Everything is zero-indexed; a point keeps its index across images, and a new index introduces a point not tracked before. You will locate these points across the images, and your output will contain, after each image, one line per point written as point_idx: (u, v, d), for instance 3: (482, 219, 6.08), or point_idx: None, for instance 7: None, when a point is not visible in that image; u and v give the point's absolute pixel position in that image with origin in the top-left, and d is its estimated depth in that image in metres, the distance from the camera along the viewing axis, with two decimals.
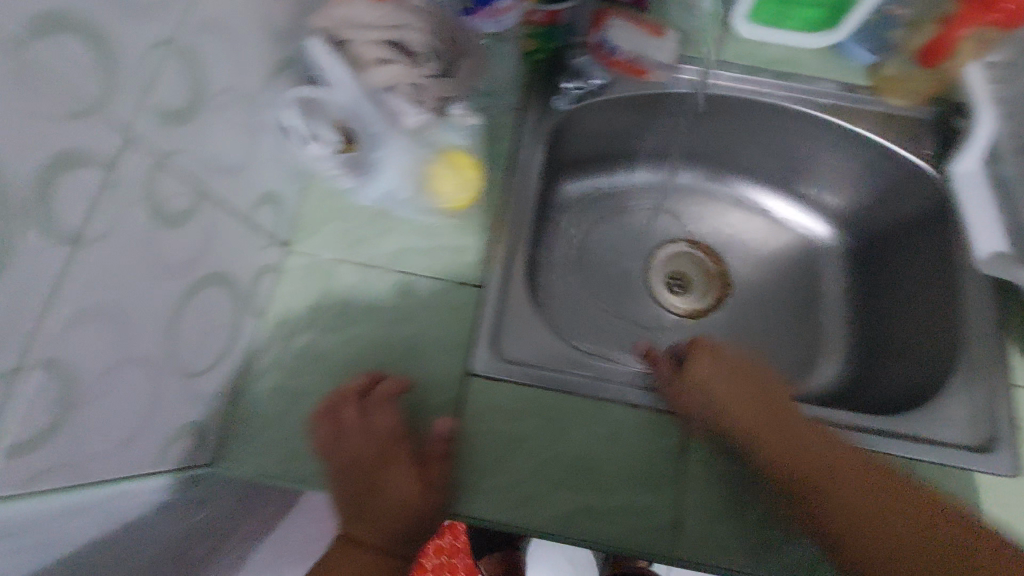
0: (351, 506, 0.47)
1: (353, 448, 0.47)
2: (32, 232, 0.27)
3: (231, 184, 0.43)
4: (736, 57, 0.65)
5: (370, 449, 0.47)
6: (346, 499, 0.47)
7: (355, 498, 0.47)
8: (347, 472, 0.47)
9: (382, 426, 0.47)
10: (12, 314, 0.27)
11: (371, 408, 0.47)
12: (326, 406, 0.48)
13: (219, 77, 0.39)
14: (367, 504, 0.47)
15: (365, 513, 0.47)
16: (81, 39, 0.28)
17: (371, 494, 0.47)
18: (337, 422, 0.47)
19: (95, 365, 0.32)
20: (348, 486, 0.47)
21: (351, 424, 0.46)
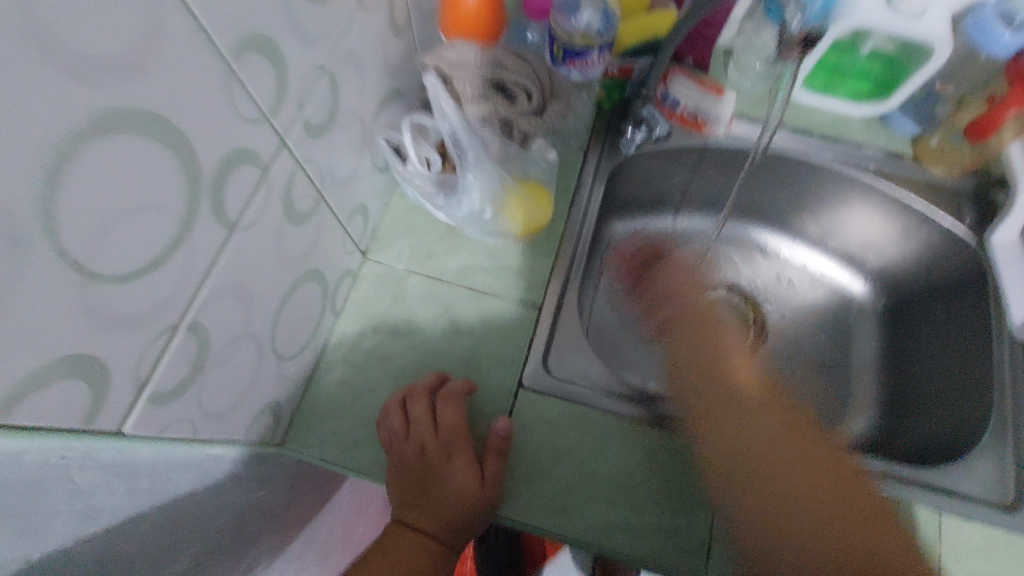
0: (410, 496, 0.50)
1: (417, 438, 0.50)
2: (209, 213, 0.32)
3: (340, 192, 0.49)
4: (787, 119, 0.71)
5: (435, 443, 0.51)
6: (404, 488, 0.50)
7: (414, 489, 0.50)
8: (410, 461, 0.50)
9: (446, 419, 0.51)
10: (182, 279, 0.32)
11: (439, 402, 0.51)
12: (398, 398, 0.52)
13: (348, 100, 0.45)
14: (423, 496, 0.50)
15: (422, 509, 0.50)
16: (268, 62, 0.34)
17: (432, 489, 0.50)
18: (406, 414, 0.51)
19: (224, 334, 0.37)
20: (409, 475, 0.50)
21: (420, 415, 0.50)
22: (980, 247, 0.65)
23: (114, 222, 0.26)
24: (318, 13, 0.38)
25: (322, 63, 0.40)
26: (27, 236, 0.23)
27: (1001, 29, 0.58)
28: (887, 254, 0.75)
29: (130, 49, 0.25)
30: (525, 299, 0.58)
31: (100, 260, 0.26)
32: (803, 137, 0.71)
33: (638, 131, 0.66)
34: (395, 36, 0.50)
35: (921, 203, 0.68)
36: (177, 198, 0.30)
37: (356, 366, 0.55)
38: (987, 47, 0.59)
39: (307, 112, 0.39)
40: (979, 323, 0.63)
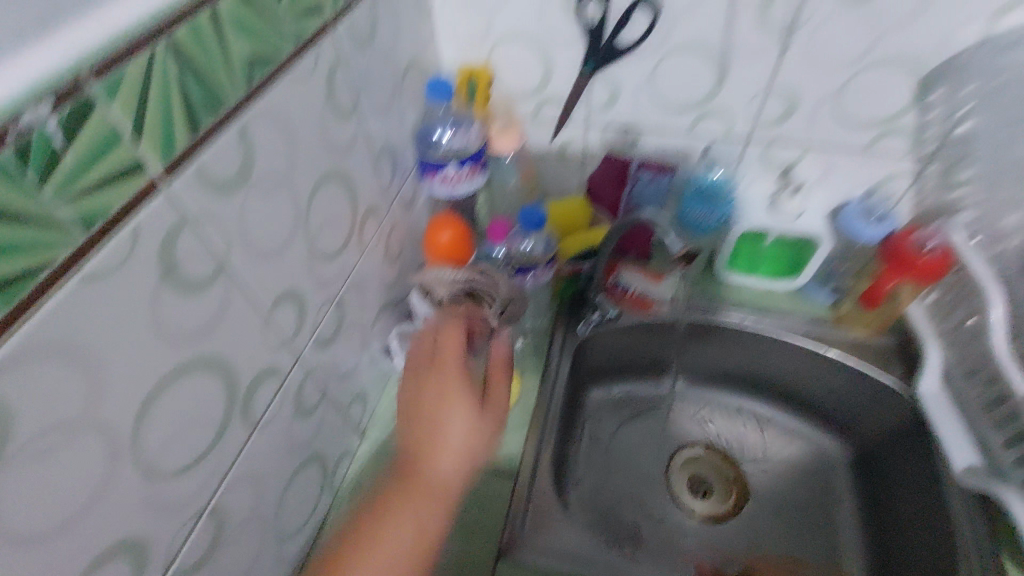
0: (410, 461, 0.53)
1: (427, 434, 0.54)
2: (238, 418, 0.44)
3: (342, 386, 0.61)
4: (718, 295, 0.83)
5: (438, 399, 0.55)
6: (400, 496, 0.51)
7: (413, 468, 0.53)
8: (390, 496, 0.51)
9: (457, 403, 0.55)
10: (213, 471, 0.42)
11: (458, 390, 0.55)
12: (414, 397, 0.57)
13: (351, 317, 0.60)
14: (432, 389, 0.56)
15: (437, 366, 0.58)
16: (294, 305, 0.49)
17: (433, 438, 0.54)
18: (425, 403, 0.55)
19: (237, 515, 0.46)
20: (375, 511, 0.50)
21: (439, 411, 0.53)
22: (912, 398, 0.70)
23: (175, 434, 0.38)
24: (331, 266, 0.54)
25: (333, 296, 0.55)
26: (124, 452, 0.34)
27: (862, 222, 0.68)
28: (843, 403, 0.79)
29: (206, 321, 0.39)
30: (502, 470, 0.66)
31: (168, 462, 0.37)
32: (735, 309, 0.81)
33: (591, 316, 0.78)
34: (390, 262, 0.67)
35: (852, 362, 0.76)
36: (218, 411, 0.42)
37: None
38: (858, 237, 0.69)
39: (318, 332, 0.53)
40: (937, 476, 0.66)
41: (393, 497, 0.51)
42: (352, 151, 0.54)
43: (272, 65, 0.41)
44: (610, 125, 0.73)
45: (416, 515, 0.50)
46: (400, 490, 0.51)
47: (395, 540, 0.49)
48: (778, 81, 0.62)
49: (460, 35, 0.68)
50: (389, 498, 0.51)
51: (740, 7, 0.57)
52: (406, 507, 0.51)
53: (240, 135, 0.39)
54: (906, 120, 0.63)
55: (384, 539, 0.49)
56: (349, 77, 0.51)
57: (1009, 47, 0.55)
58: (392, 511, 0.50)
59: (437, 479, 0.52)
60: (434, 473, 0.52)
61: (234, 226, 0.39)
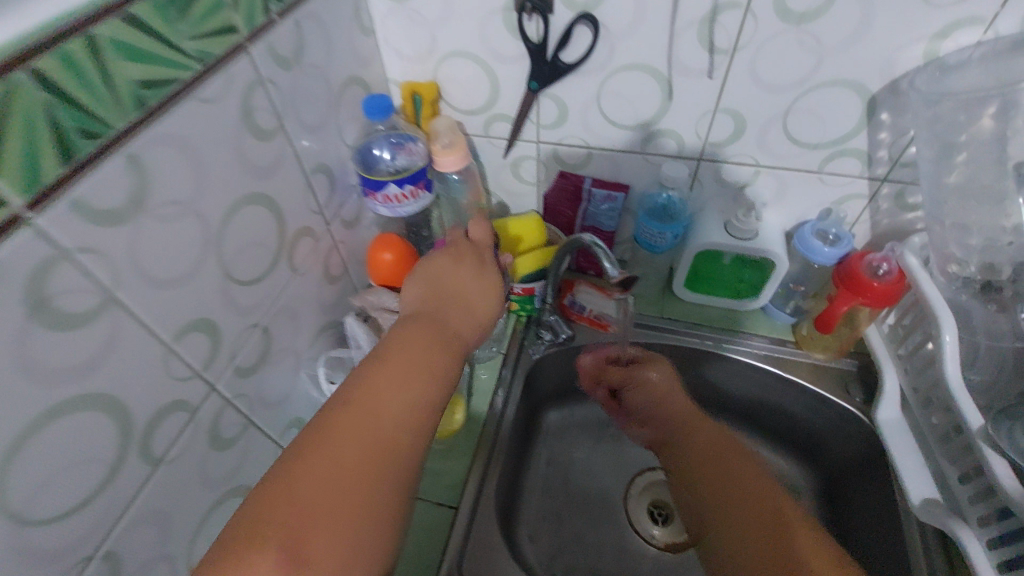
0: (358, 400, 0.43)
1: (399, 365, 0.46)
2: (137, 456, 0.42)
3: (272, 414, 0.59)
4: (677, 315, 0.80)
5: (418, 330, 0.50)
6: (344, 425, 0.42)
7: (368, 392, 0.44)
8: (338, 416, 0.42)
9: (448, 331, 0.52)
10: (105, 513, 0.40)
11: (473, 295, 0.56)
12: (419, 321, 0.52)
13: (281, 343, 0.58)
14: (422, 323, 0.51)
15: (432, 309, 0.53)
16: (205, 335, 0.47)
17: (405, 354, 0.48)
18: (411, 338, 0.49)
19: (137, 558, 0.44)
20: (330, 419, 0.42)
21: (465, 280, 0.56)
22: (871, 425, 0.68)
23: (54, 477, 0.36)
24: (253, 291, 0.52)
25: (257, 321, 0.53)
26: None
27: (818, 244, 0.67)
28: (803, 426, 0.77)
29: (89, 357, 0.37)
30: (441, 500, 0.64)
31: (34, 509, 0.35)
32: (692, 331, 0.78)
33: (545, 337, 0.77)
34: (330, 284, 0.66)
35: (812, 386, 0.73)
36: (109, 450, 0.39)
37: None
38: (814, 258, 0.67)
39: (238, 360, 0.51)
40: (894, 506, 0.64)
41: (338, 439, 0.41)
42: (277, 173, 0.52)
43: (171, 89, 0.39)
44: (561, 143, 0.71)
45: (357, 435, 0.41)
46: (338, 420, 0.42)
47: (331, 486, 0.39)
48: (724, 100, 0.61)
49: (404, 51, 0.66)
50: (331, 423, 0.42)
51: (681, 26, 0.56)
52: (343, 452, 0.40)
53: (130, 164, 0.37)
54: (858, 141, 0.61)
55: (331, 469, 0.39)
56: (271, 98, 0.50)
57: (956, 69, 0.53)
58: (332, 450, 0.40)
59: (401, 387, 0.45)
60: (387, 401, 0.44)
61: (122, 257, 0.38)
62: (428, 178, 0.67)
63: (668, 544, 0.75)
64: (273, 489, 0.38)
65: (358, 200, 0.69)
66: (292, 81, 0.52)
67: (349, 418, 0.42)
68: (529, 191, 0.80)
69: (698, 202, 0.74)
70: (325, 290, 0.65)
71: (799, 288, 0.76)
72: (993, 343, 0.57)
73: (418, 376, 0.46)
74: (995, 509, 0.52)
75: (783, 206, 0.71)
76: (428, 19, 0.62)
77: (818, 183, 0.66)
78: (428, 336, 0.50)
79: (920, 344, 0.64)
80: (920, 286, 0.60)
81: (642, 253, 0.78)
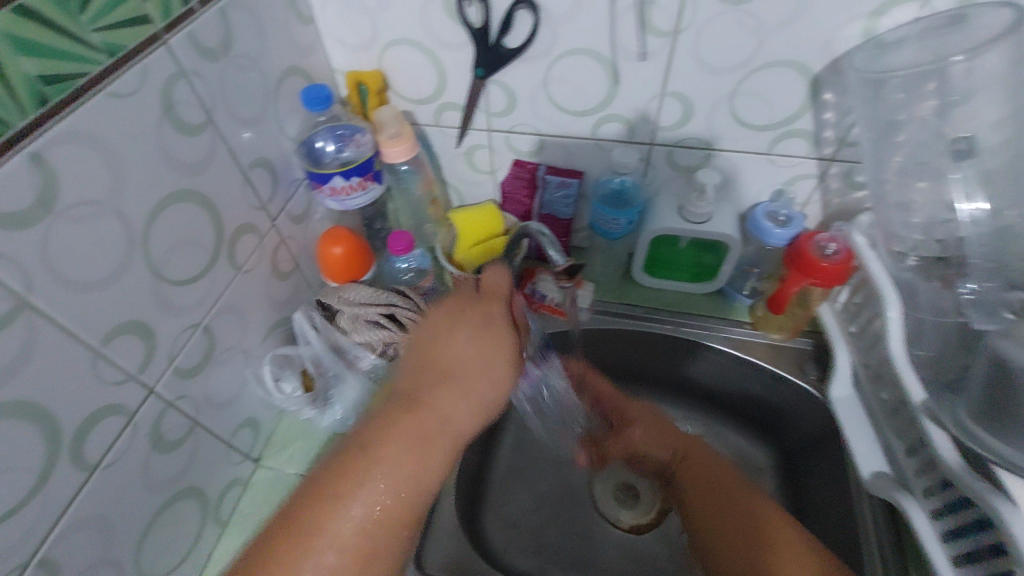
0: (378, 453, 0.44)
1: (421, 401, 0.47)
2: (67, 463, 0.41)
3: (222, 415, 0.58)
4: (636, 300, 0.80)
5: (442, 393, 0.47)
6: (356, 482, 0.43)
7: (385, 448, 0.44)
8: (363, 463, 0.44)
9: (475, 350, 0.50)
10: (34, 521, 0.40)
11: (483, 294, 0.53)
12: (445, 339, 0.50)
13: (227, 343, 0.57)
14: (446, 377, 0.48)
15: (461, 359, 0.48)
16: (137, 336, 0.45)
17: (424, 419, 0.46)
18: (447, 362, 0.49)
19: (75, 566, 0.43)
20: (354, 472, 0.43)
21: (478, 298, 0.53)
22: (825, 402, 0.69)
23: None
24: (191, 291, 0.50)
25: (197, 322, 0.52)
26: None
27: (770, 226, 0.67)
28: (762, 405, 0.77)
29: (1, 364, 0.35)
30: None
31: None
32: (651, 315, 0.78)
33: None
34: (280, 280, 0.64)
35: (768, 365, 0.74)
36: (33, 459, 0.39)
37: None
38: (766, 239, 0.68)
39: (178, 361, 0.50)
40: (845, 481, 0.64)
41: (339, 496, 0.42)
42: (210, 168, 0.51)
43: (76, 84, 0.38)
44: (513, 131, 0.70)
45: (367, 486, 0.42)
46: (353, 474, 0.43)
47: (327, 554, 0.41)
48: (670, 83, 0.61)
49: (347, 40, 0.65)
50: (351, 475, 0.43)
51: (621, 9, 0.55)
52: (351, 506, 0.42)
53: (32, 162, 0.35)
54: (804, 122, 0.61)
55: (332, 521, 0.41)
56: (197, 90, 0.48)
57: (893, 46, 0.53)
58: (339, 497, 0.42)
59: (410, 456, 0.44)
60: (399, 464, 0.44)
61: (31, 260, 0.36)
62: (376, 170, 0.66)
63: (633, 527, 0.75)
64: (274, 546, 0.40)
65: (307, 194, 0.67)
66: (220, 72, 0.51)
67: (361, 480, 0.43)
68: (486, 180, 0.79)
69: (652, 187, 0.74)
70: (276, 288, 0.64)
71: (754, 269, 0.75)
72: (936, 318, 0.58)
73: (410, 455, 0.44)
74: (938, 481, 0.53)
75: (736, 188, 0.71)
76: (367, 6, 0.61)
77: (768, 165, 0.66)
78: (430, 409, 0.46)
79: (869, 321, 0.64)
80: (866, 265, 0.61)
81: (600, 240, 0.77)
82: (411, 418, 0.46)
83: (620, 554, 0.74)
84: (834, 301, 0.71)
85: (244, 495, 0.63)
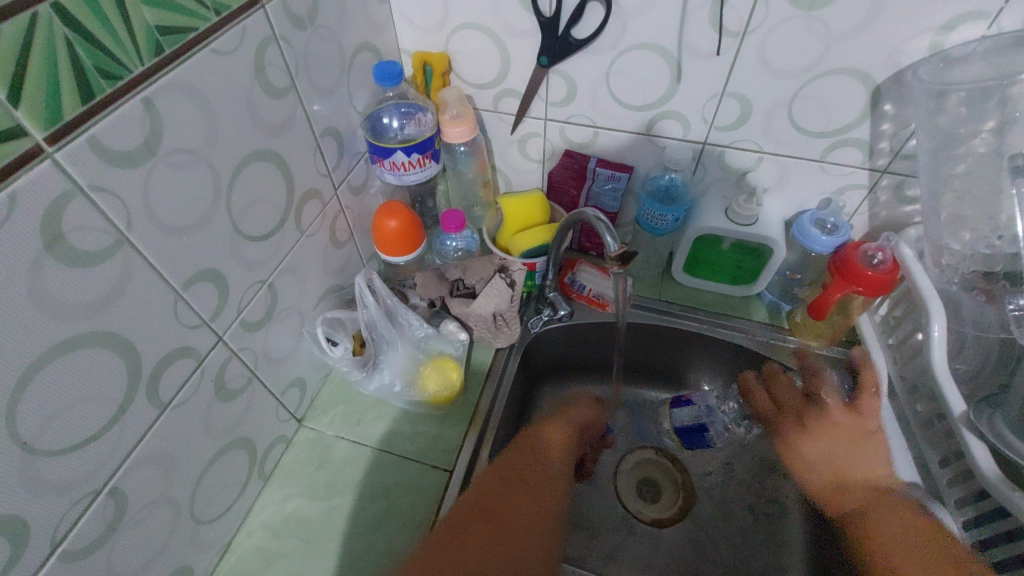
0: (505, 493, 0.59)
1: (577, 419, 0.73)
2: (144, 398, 0.43)
3: (276, 371, 0.60)
4: (674, 297, 0.81)
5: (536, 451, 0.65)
6: (490, 513, 0.57)
7: (503, 492, 0.59)
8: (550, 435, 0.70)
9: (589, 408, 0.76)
10: (114, 448, 0.42)
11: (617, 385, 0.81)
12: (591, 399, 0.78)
13: (287, 302, 0.59)
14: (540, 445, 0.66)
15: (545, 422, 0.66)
16: (212, 285, 0.47)
17: (533, 468, 0.63)
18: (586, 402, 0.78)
19: (141, 498, 0.46)
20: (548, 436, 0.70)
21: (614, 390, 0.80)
22: None
23: (66, 409, 0.37)
24: (261, 247, 0.53)
25: (263, 278, 0.54)
26: None
27: (815, 232, 0.68)
28: None
29: (101, 295, 0.38)
30: (437, 464, 0.65)
31: (43, 440, 0.36)
32: (688, 313, 0.79)
33: (544, 313, 0.77)
34: (336, 248, 0.66)
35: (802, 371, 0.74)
36: (118, 389, 0.41)
37: (272, 527, 0.61)
38: (811, 246, 0.68)
39: (244, 313, 0.52)
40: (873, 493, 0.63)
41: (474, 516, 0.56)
42: (287, 132, 0.53)
43: (187, 37, 0.40)
44: (569, 122, 0.72)
45: (508, 518, 0.57)
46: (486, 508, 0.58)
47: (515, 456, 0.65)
48: (732, 84, 0.62)
49: (417, 21, 0.67)
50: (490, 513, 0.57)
51: (692, 7, 0.56)
52: (487, 527, 0.56)
53: (144, 107, 0.38)
54: (860, 132, 0.62)
55: (483, 538, 0.55)
56: (283, 55, 0.50)
57: (960, 61, 0.54)
58: (485, 526, 0.56)
59: (531, 498, 0.60)
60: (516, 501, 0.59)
61: (134, 199, 0.38)
62: (436, 151, 0.68)
63: (653, 519, 0.77)
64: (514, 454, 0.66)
65: (366, 167, 0.70)
66: (305, 41, 0.53)
67: (500, 509, 0.58)
68: (535, 169, 0.81)
69: (700, 186, 0.75)
70: (333, 255, 0.66)
71: (796, 276, 0.77)
72: (979, 333, 0.59)
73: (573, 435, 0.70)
74: (972, 492, 0.54)
75: (784, 193, 0.72)
76: None
77: (819, 173, 0.67)
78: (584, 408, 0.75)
79: (910, 334, 0.65)
80: (913, 277, 0.61)
81: (643, 235, 0.79)
82: (518, 467, 0.62)
83: (638, 545, 0.75)
84: (874, 312, 0.71)
85: (286, 452, 0.66)
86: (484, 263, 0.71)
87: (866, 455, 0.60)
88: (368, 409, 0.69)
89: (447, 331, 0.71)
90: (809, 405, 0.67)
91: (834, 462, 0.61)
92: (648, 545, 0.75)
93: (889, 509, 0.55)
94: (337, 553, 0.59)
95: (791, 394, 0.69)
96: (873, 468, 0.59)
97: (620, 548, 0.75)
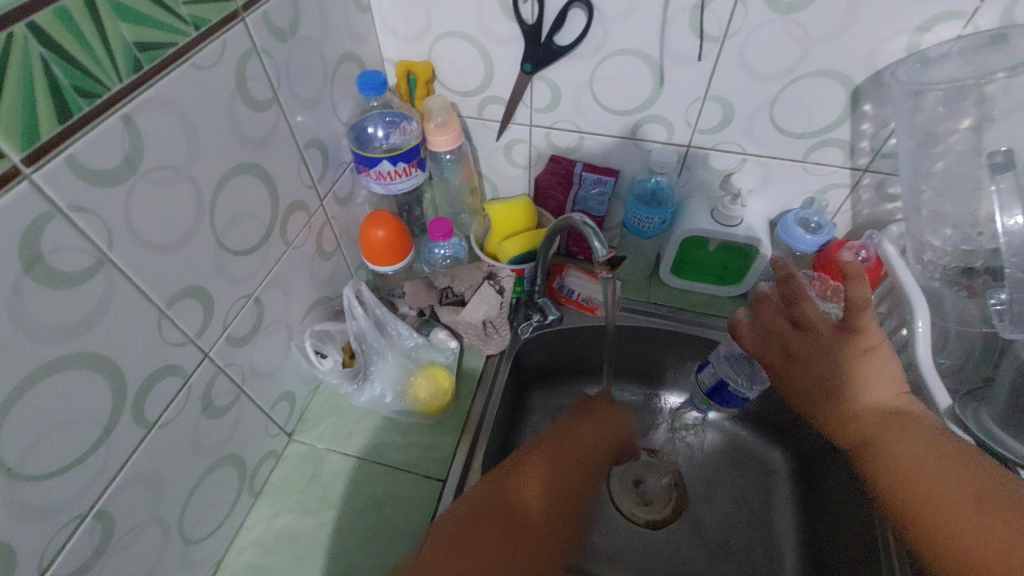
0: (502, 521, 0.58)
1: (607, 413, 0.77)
2: (130, 419, 0.43)
3: (264, 385, 0.59)
4: (663, 299, 0.82)
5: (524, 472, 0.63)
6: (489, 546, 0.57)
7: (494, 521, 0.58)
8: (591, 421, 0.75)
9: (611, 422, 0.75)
10: (99, 471, 0.41)
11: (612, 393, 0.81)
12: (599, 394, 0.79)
13: (275, 316, 0.58)
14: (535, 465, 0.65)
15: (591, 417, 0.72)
16: (197, 301, 0.47)
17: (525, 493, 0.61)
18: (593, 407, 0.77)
19: (128, 521, 0.45)
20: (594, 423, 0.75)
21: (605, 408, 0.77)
22: None
23: (50, 433, 0.36)
24: (246, 261, 0.52)
25: (249, 292, 0.53)
26: None
27: (800, 231, 0.69)
28: (781, 409, 0.78)
29: (84, 315, 0.37)
30: (430, 474, 0.65)
31: (26, 466, 0.35)
32: (677, 315, 0.80)
33: (533, 318, 0.77)
34: (322, 260, 0.66)
35: None
36: (104, 410, 0.40)
37: (264, 544, 0.60)
38: (796, 245, 0.69)
39: (230, 329, 0.52)
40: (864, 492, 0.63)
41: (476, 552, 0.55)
42: (269, 145, 0.53)
43: (167, 52, 0.40)
44: (554, 127, 0.72)
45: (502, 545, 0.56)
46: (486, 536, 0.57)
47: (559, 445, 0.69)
48: (714, 87, 0.62)
49: (399, 29, 0.67)
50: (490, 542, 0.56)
51: (674, 12, 0.57)
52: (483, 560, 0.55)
53: (124, 124, 0.37)
54: (841, 132, 0.63)
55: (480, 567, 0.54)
56: (265, 68, 0.50)
57: (936, 61, 0.55)
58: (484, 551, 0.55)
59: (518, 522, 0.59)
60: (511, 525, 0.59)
61: (115, 218, 0.38)
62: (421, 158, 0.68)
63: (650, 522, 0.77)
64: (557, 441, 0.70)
65: (351, 177, 0.69)
66: (287, 52, 0.52)
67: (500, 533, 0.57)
68: (521, 174, 0.81)
69: (685, 188, 0.75)
70: (321, 266, 0.66)
71: None
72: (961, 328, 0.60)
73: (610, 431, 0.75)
74: None
75: (767, 194, 0.72)
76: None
77: (802, 173, 0.68)
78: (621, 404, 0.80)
79: (895, 329, 0.66)
80: (896, 274, 0.62)
81: (630, 238, 0.79)
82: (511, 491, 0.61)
83: (633, 546, 0.75)
84: None
85: (276, 467, 0.65)
86: (473, 270, 0.71)
87: (884, 375, 0.49)
88: (358, 421, 0.69)
89: (436, 339, 0.71)
90: (791, 326, 0.56)
91: (853, 385, 0.50)
92: (642, 547, 0.75)
93: (900, 436, 0.46)
94: (331, 567, 0.58)
95: (784, 320, 0.57)
96: (876, 391, 0.49)
97: (616, 552, 0.75)
